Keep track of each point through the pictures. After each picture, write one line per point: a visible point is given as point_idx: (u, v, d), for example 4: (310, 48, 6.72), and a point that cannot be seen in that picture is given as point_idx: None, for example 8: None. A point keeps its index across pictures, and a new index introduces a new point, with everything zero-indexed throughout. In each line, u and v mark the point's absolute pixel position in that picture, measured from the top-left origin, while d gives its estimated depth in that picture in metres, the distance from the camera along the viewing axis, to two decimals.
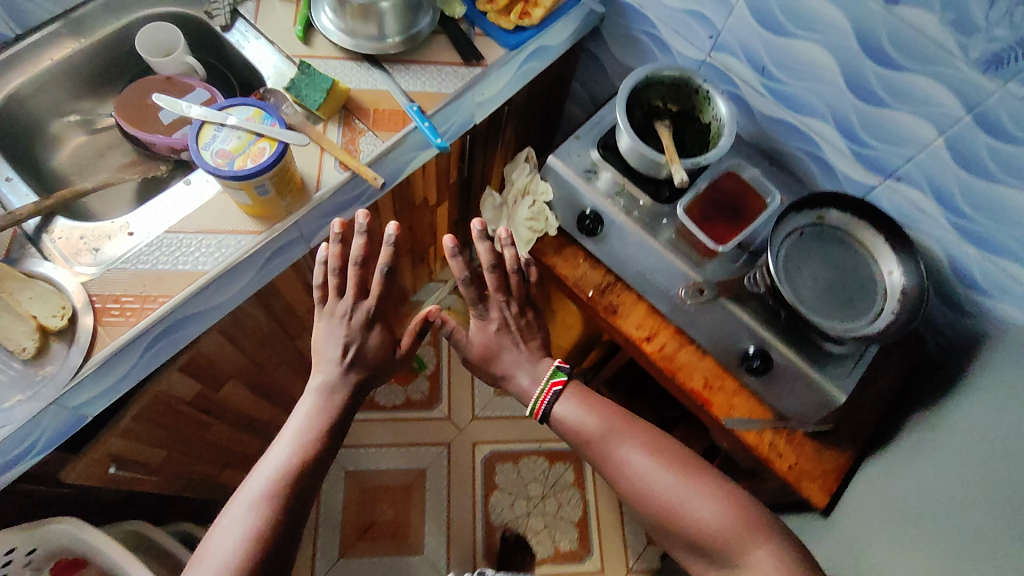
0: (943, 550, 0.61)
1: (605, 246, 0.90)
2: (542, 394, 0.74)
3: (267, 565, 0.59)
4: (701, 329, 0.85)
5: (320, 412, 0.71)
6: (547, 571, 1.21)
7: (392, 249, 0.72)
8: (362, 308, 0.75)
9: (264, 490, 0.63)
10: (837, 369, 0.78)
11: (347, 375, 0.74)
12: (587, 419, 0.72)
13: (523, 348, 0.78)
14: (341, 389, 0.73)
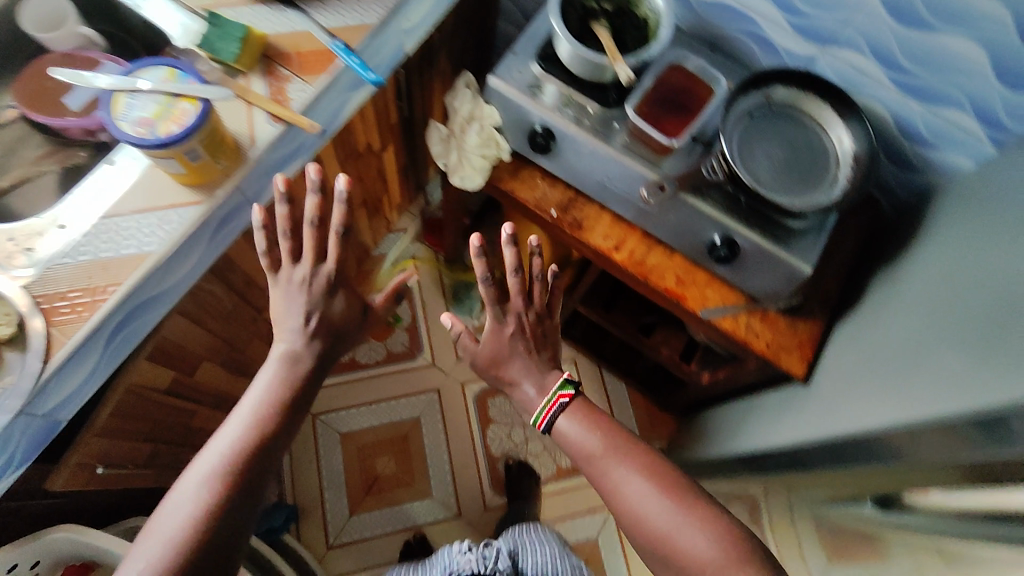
0: (918, 390, 0.65)
1: (561, 161, 0.88)
2: (548, 404, 0.74)
3: (214, 542, 0.57)
4: (667, 228, 0.86)
5: (282, 381, 0.69)
6: (554, 489, 1.26)
7: (345, 208, 0.68)
8: (321, 273, 0.74)
9: (216, 466, 0.60)
10: (802, 243, 0.80)
11: (312, 343, 0.72)
12: (585, 437, 0.71)
13: (533, 357, 0.79)
14: (305, 358, 0.71)
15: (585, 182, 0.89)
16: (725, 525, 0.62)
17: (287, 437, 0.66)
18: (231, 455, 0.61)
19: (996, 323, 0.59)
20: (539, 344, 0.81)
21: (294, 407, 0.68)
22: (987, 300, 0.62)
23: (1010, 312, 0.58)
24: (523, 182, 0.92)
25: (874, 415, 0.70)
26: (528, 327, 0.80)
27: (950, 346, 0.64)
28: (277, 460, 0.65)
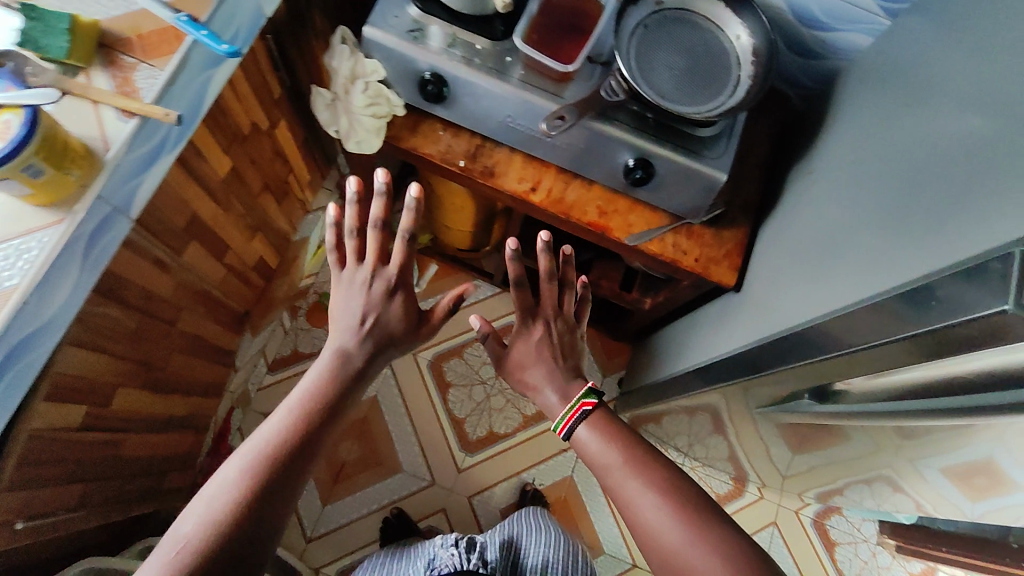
0: (838, 279, 0.64)
1: (459, 108, 0.83)
2: (571, 412, 0.76)
3: (246, 532, 0.54)
4: (581, 159, 0.83)
5: (330, 373, 0.67)
6: (523, 438, 1.26)
7: (412, 213, 0.72)
8: (382, 274, 0.74)
9: (258, 452, 0.58)
10: (715, 152, 0.78)
11: (366, 338, 0.71)
12: (606, 450, 0.71)
13: (560, 366, 0.83)
14: (358, 353, 0.69)
15: (489, 125, 0.83)
16: (738, 547, 0.61)
17: (330, 429, 0.64)
18: (276, 446, 0.59)
19: (907, 198, 0.58)
20: (562, 350, 0.85)
21: (342, 400, 0.66)
22: (898, 177, 0.62)
23: (919, 185, 0.58)
24: (425, 136, 0.86)
25: (798, 311, 0.69)
26: (553, 331, 0.85)
27: (867, 229, 0.63)
28: (319, 451, 0.62)
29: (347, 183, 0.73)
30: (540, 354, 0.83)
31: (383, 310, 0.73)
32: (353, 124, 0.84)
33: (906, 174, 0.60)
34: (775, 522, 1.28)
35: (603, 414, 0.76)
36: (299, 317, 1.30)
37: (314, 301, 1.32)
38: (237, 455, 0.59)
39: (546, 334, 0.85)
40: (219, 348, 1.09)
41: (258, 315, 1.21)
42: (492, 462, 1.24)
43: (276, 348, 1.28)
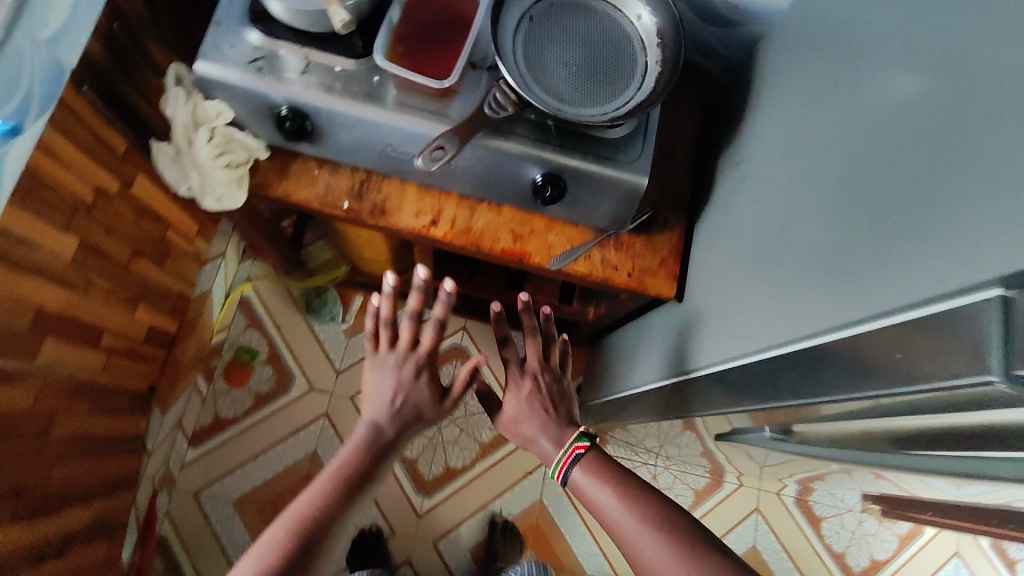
0: (787, 300, 0.55)
1: (331, 141, 0.70)
2: (564, 456, 0.72)
3: None
4: (482, 182, 0.71)
5: (364, 447, 0.65)
6: (483, 468, 1.18)
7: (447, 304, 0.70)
8: (413, 356, 0.72)
9: (287, 528, 0.56)
10: (629, 154, 0.68)
11: (398, 414, 0.69)
12: (597, 491, 0.66)
13: (552, 414, 0.79)
14: (392, 428, 0.68)
15: (370, 156, 0.71)
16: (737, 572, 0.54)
17: (351, 505, 0.61)
18: (298, 521, 0.56)
19: (845, 202, 0.49)
20: (555, 399, 0.81)
21: (361, 478, 0.62)
22: (832, 172, 0.52)
23: (852, 184, 0.48)
24: (298, 179, 0.73)
25: (749, 337, 0.60)
26: (542, 383, 0.82)
27: (806, 237, 0.54)
28: (340, 528, 0.59)
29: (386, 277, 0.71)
30: (531, 408, 0.79)
31: (415, 388, 0.70)
32: (206, 179, 0.70)
33: (838, 169, 0.51)
34: (758, 507, 1.24)
35: (592, 454, 0.71)
36: (216, 379, 1.19)
37: (231, 358, 1.20)
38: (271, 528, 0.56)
39: (536, 388, 0.81)
40: (118, 437, 0.97)
41: (166, 390, 1.09)
42: (453, 499, 1.17)
43: (194, 419, 1.17)
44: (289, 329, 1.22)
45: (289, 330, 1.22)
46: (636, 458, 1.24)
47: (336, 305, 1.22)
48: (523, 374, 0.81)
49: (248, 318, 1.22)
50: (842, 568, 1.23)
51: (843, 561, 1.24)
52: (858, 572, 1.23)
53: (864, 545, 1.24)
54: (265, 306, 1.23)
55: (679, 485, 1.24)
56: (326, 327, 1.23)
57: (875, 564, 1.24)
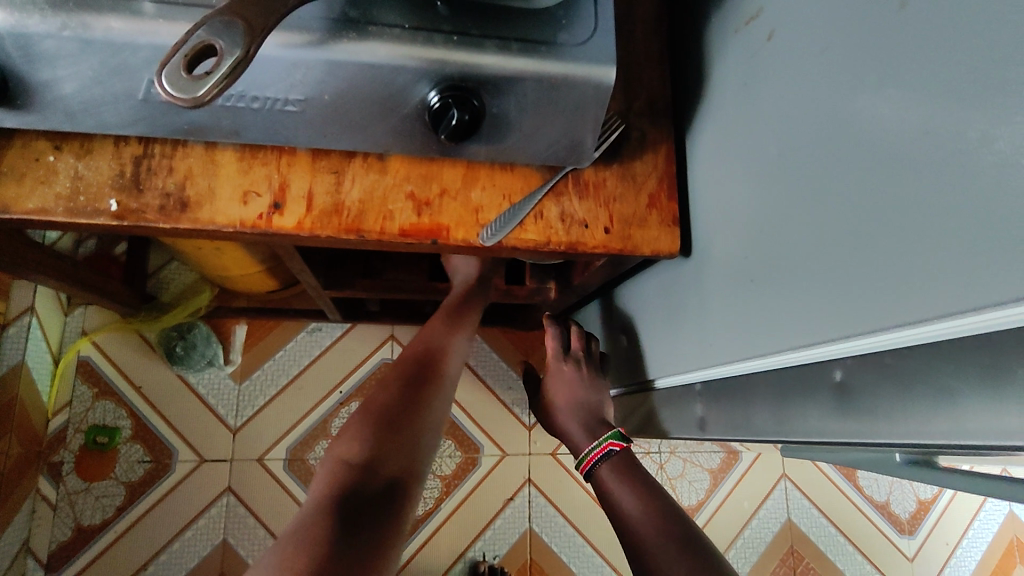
0: (932, 227, 0.28)
1: (52, 99, 0.38)
2: (593, 450, 0.57)
3: (389, 452, 0.48)
4: (339, 122, 0.41)
5: (446, 321, 0.64)
6: (452, 508, 0.92)
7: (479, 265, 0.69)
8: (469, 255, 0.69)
9: (388, 391, 0.53)
10: (576, 35, 0.40)
11: (477, 294, 0.68)
12: (614, 488, 0.53)
13: (587, 406, 0.64)
14: (472, 307, 0.67)
15: (131, 110, 0.39)
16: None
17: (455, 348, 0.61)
18: (395, 384, 0.54)
19: None
20: (600, 391, 0.66)
21: (456, 321, 0.64)
22: None
23: None
24: (20, 177, 0.41)
25: (847, 305, 0.34)
26: (587, 369, 0.67)
27: (946, 98, 0.28)
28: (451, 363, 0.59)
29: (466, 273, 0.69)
30: (560, 399, 0.65)
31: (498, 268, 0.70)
32: None
33: None
34: (786, 473, 1.05)
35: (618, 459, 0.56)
36: (67, 477, 0.87)
37: (81, 446, 0.88)
38: (372, 398, 0.53)
39: (576, 375, 0.66)
40: None
41: None
42: (422, 556, 0.90)
43: (47, 537, 0.85)
44: (158, 386, 0.91)
45: (158, 387, 0.91)
46: (637, 450, 1.01)
47: (212, 344, 0.91)
48: (564, 357, 0.67)
49: (94, 384, 0.90)
50: (889, 519, 1.06)
51: (889, 511, 1.06)
52: (906, 520, 1.06)
53: (907, 486, 1.08)
54: (114, 365, 0.91)
55: (691, 468, 1.02)
56: (204, 375, 0.92)
57: (923, 505, 1.07)
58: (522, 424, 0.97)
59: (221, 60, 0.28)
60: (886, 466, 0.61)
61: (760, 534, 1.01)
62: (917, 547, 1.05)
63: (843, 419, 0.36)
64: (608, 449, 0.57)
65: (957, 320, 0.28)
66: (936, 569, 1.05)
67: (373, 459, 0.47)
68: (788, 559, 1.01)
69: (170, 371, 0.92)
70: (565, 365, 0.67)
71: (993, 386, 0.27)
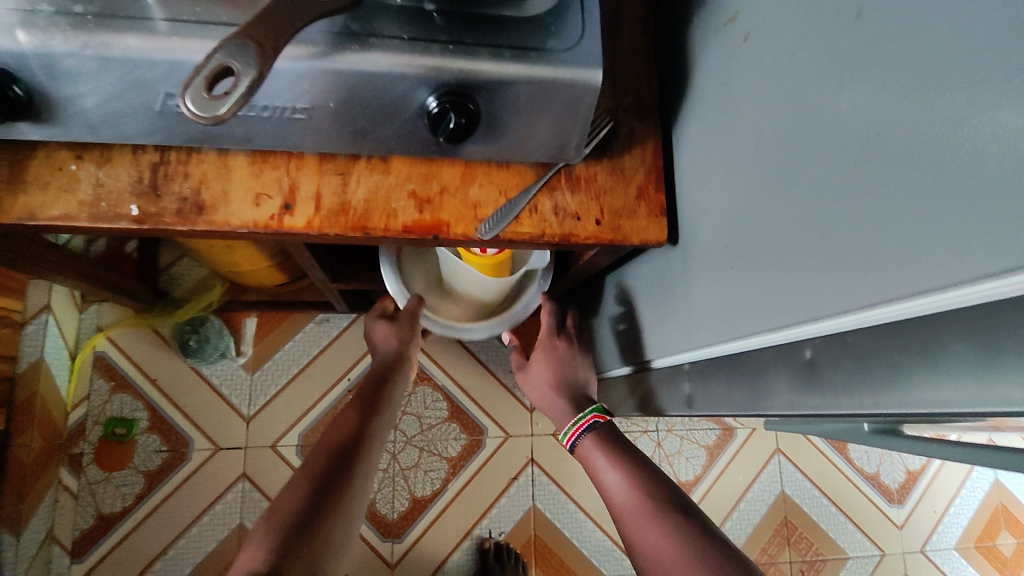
0: (891, 218, 0.31)
1: (74, 113, 0.41)
2: (575, 424, 0.60)
3: (300, 547, 0.46)
4: (343, 127, 0.44)
5: (355, 417, 0.64)
6: (458, 489, 0.96)
7: (402, 342, 0.75)
8: (394, 328, 0.76)
9: (297, 490, 0.52)
10: (565, 40, 0.42)
11: (388, 385, 0.72)
12: (602, 462, 0.56)
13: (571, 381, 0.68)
14: (379, 404, 0.68)
15: (148, 121, 0.42)
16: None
17: (374, 422, 0.64)
18: (304, 482, 0.53)
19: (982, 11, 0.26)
20: (584, 368, 0.70)
21: (372, 399, 0.68)
22: None
23: None
24: (44, 186, 0.44)
25: (818, 289, 0.37)
26: (576, 347, 0.72)
27: (902, 99, 0.30)
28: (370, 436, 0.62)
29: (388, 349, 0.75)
30: (548, 367, 0.69)
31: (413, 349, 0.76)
32: None
33: None
34: (779, 448, 1.08)
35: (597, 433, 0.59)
36: (87, 467, 0.90)
37: (100, 438, 0.91)
38: (281, 498, 0.51)
39: (566, 350, 0.70)
40: None
41: (14, 505, 0.80)
42: (431, 533, 0.95)
43: (70, 525, 0.89)
44: (171, 379, 0.94)
45: (170, 381, 0.94)
46: (635, 429, 1.05)
47: (224, 337, 0.94)
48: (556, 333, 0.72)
49: (111, 378, 0.93)
50: (878, 489, 1.10)
51: (879, 481, 1.10)
52: (895, 489, 1.10)
53: (896, 458, 1.12)
54: (129, 359, 0.94)
55: (688, 446, 1.06)
56: (216, 366, 0.95)
57: (911, 476, 1.11)
58: (524, 407, 1.00)
59: (237, 80, 0.31)
60: (867, 436, 0.64)
61: (755, 506, 1.06)
62: (905, 515, 1.10)
63: (818, 393, 0.39)
64: (595, 419, 0.60)
65: (911, 301, 0.30)
66: (924, 535, 1.09)
67: (282, 557, 0.44)
68: (782, 530, 1.06)
69: (182, 363, 0.95)
70: (557, 341, 0.71)
71: (946, 360, 0.30)
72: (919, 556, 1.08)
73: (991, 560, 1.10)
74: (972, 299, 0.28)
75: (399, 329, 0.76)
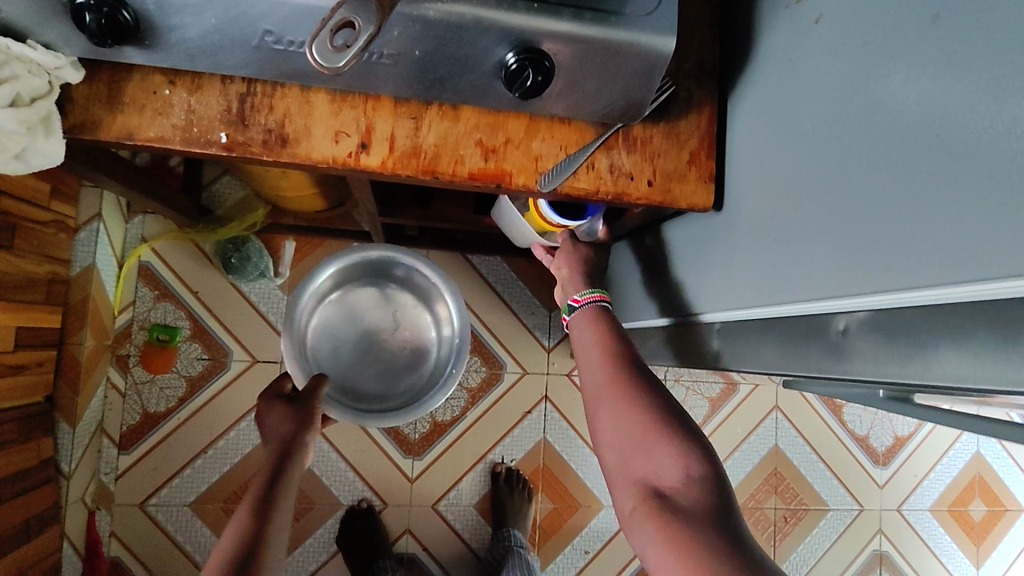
0: (938, 209, 0.34)
1: (176, 41, 0.43)
2: (585, 295, 0.60)
3: None
4: (423, 74, 0.46)
5: (256, 500, 0.58)
6: (475, 417, 1.03)
7: (301, 424, 0.69)
8: (286, 420, 0.70)
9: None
10: (644, 6, 0.44)
11: (291, 461, 0.65)
12: (583, 330, 0.57)
13: (577, 273, 0.63)
14: (285, 483, 0.61)
15: (244, 55, 0.44)
16: (699, 475, 0.43)
17: (269, 526, 0.55)
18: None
19: None
20: (591, 265, 0.64)
21: (272, 484, 0.60)
22: None
23: None
24: (140, 108, 0.47)
25: (855, 267, 0.41)
26: (589, 255, 0.65)
27: (971, 100, 0.33)
28: (268, 545, 0.53)
29: (280, 430, 0.68)
30: (573, 262, 0.64)
31: (311, 426, 0.70)
32: None
33: None
34: (777, 405, 1.15)
35: (591, 310, 0.58)
36: (134, 368, 0.97)
37: (146, 342, 0.97)
38: None
39: (592, 254, 0.65)
40: (10, 477, 0.74)
41: (70, 398, 0.87)
42: (449, 454, 1.02)
43: (118, 420, 0.96)
44: (212, 294, 0.99)
45: (211, 296, 0.99)
46: None
47: (264, 257, 0.98)
48: (577, 242, 0.66)
49: (156, 288, 0.98)
50: (866, 451, 1.17)
51: (867, 444, 1.17)
52: (882, 452, 1.18)
53: (887, 423, 1.18)
54: (173, 271, 0.98)
55: (693, 396, 1.12)
56: (257, 284, 1.00)
57: (898, 441, 1.18)
58: (542, 346, 1.05)
59: (358, 33, 0.34)
60: (870, 401, 0.69)
61: (749, 456, 1.13)
62: (888, 476, 1.17)
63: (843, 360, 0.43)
64: (595, 298, 0.59)
65: (944, 289, 0.34)
66: (902, 496, 1.17)
67: None
68: (771, 479, 1.14)
69: (222, 278, 0.99)
70: (580, 244, 0.66)
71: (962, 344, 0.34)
72: (895, 513, 1.17)
73: (960, 523, 1.19)
74: (1004, 291, 0.31)
75: (297, 416, 0.70)
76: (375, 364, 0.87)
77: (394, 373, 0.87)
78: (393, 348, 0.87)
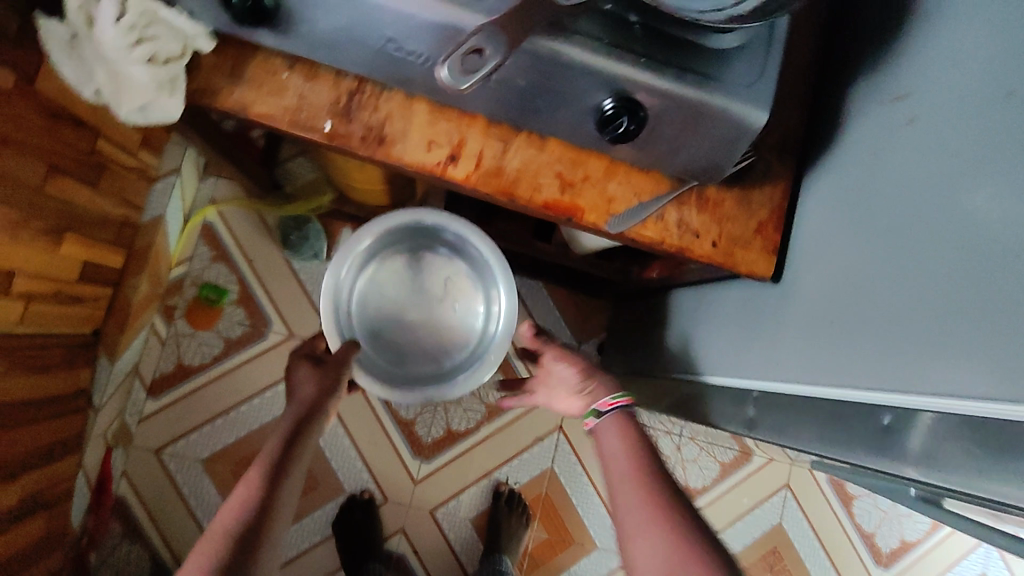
0: (1003, 327, 0.35)
1: (304, 31, 0.47)
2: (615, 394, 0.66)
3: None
4: (522, 102, 0.48)
5: (279, 448, 0.61)
6: (488, 433, 1.04)
7: (325, 383, 0.69)
8: (313, 375, 0.70)
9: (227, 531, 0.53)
10: (745, 76, 0.46)
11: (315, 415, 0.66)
12: (611, 439, 0.62)
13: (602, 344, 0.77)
14: (307, 437, 0.64)
15: (363, 55, 0.47)
16: None
17: (281, 486, 0.58)
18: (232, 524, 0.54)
19: None
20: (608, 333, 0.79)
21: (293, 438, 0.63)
22: None
23: None
24: (258, 86, 0.50)
25: (908, 366, 0.41)
26: None
27: None
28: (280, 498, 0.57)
29: (305, 389, 0.69)
30: None
31: (336, 386, 0.70)
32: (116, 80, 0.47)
33: None
34: (788, 483, 1.13)
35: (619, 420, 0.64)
36: (177, 320, 1.01)
37: (194, 297, 1.01)
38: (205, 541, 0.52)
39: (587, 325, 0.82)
40: (46, 400, 0.78)
41: (115, 335, 0.91)
42: (456, 464, 1.03)
43: (153, 366, 1.00)
44: (264, 264, 1.03)
45: (263, 266, 1.03)
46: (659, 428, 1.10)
47: (320, 240, 1.01)
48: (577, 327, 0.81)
49: (214, 248, 1.02)
50: (870, 549, 1.14)
51: (872, 542, 1.15)
52: (885, 553, 1.15)
53: (896, 525, 1.15)
54: (232, 236, 1.03)
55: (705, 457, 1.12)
56: (307, 263, 1.04)
57: (904, 545, 1.15)
58: None
59: (485, 60, 0.37)
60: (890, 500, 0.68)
61: (749, 528, 1.12)
62: None
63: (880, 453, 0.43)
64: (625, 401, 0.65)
65: (998, 405, 0.35)
66: None
67: None
68: (768, 556, 1.12)
69: (276, 250, 1.03)
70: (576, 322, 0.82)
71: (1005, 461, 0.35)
72: None
73: None
74: None
75: (320, 374, 0.70)
76: (411, 327, 0.86)
77: (428, 344, 0.86)
78: (436, 320, 0.86)
